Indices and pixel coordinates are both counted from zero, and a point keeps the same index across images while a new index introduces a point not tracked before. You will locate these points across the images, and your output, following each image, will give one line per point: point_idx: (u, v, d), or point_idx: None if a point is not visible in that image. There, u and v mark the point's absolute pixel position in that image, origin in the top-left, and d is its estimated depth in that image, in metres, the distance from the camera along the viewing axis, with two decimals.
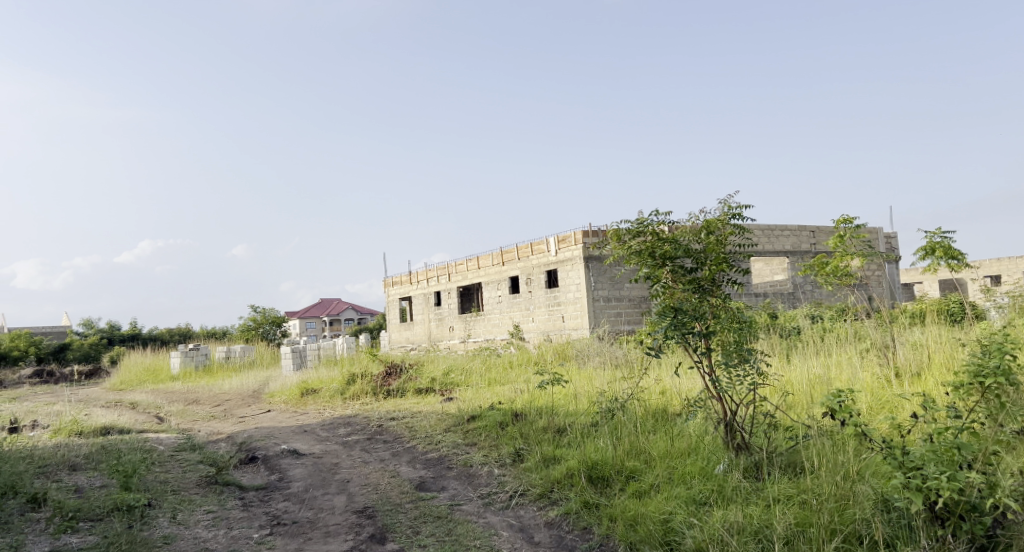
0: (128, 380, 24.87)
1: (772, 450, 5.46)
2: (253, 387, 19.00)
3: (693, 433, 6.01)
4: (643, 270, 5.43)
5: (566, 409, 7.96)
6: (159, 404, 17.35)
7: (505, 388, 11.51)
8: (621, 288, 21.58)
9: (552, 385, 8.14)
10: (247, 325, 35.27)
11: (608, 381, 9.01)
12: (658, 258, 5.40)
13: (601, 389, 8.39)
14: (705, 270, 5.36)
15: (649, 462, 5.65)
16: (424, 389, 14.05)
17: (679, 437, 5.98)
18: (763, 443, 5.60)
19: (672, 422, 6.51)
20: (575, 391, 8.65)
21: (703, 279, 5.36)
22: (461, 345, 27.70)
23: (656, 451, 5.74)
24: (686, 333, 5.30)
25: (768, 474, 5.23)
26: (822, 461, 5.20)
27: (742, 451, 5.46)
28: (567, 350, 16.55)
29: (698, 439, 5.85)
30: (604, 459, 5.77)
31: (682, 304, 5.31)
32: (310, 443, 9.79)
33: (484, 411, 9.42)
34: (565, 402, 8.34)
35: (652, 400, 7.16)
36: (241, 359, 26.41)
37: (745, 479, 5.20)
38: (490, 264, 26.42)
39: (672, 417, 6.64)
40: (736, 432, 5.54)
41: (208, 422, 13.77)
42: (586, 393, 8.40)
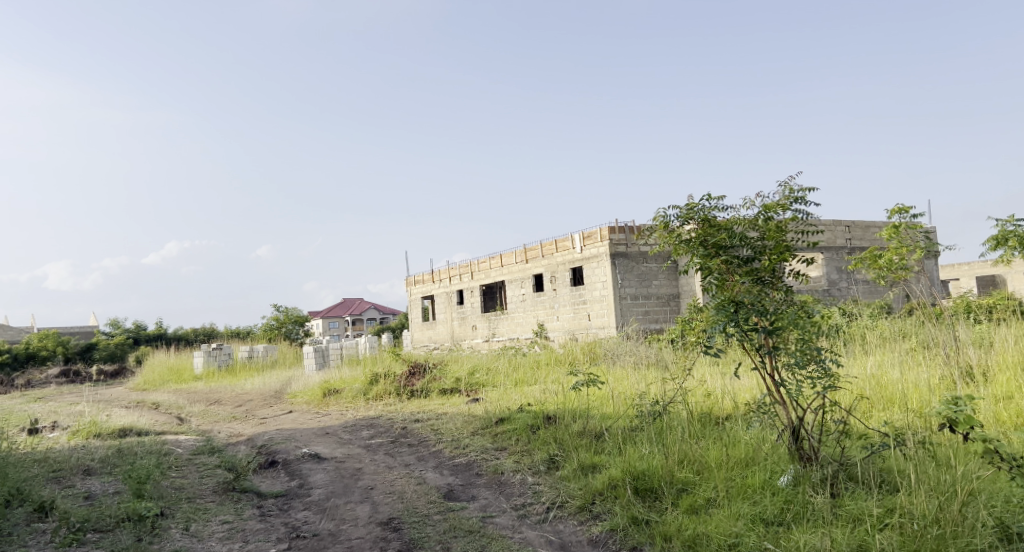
0: (152, 381, 24.76)
1: (847, 462, 4.95)
2: (275, 387, 18.72)
3: (751, 440, 5.51)
4: (695, 261, 4.99)
5: (602, 413, 7.47)
6: (181, 404, 17.11)
7: (533, 389, 11.03)
8: (649, 285, 21.01)
9: (588, 386, 7.66)
10: (270, 325, 35.16)
11: (645, 382, 8.52)
12: (710, 247, 4.97)
13: (640, 391, 7.90)
14: (764, 261, 4.90)
15: (704, 473, 5.17)
16: (449, 389, 13.62)
17: (735, 445, 5.48)
18: (835, 453, 5.09)
19: (724, 427, 6.02)
20: (610, 393, 8.16)
21: (761, 271, 4.89)
22: (485, 345, 27.29)
23: (711, 460, 5.26)
24: (749, 330, 4.80)
25: (847, 489, 4.72)
26: (920, 478, 4.66)
27: (812, 463, 4.95)
28: (595, 350, 16.03)
29: (759, 448, 5.34)
30: (652, 468, 5.29)
31: (743, 298, 4.83)
32: (333, 446, 9.39)
33: (512, 413, 8.98)
34: (601, 404, 7.85)
35: (698, 403, 6.68)
36: (264, 359, 26.21)
37: (819, 494, 4.69)
38: (513, 262, 25.96)
39: (724, 422, 6.14)
40: (803, 440, 5.04)
41: (228, 423, 13.46)
42: (624, 396, 7.92)
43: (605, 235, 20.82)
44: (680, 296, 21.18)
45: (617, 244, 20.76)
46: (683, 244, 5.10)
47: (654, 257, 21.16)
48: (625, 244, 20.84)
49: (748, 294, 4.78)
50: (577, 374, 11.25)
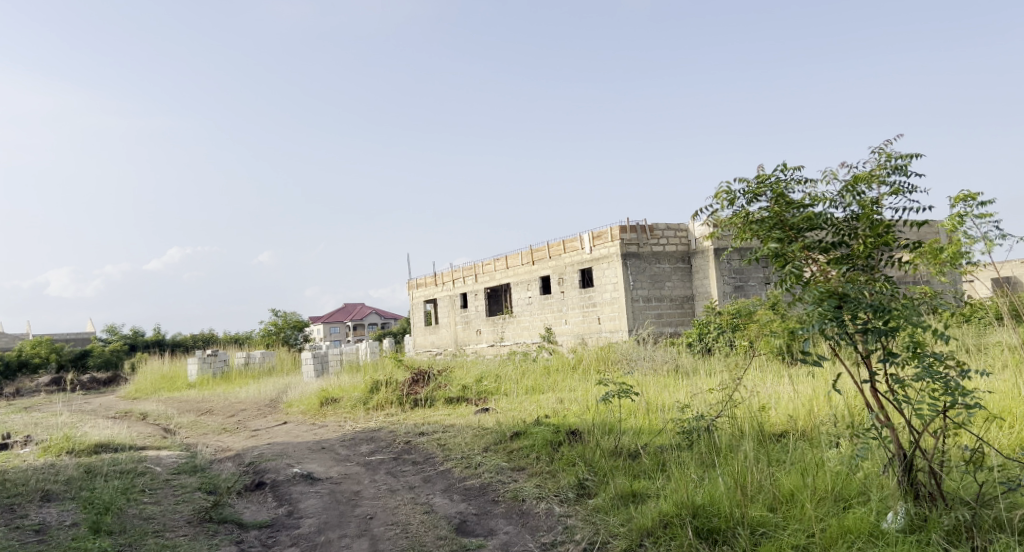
0: (143, 389, 23.81)
1: (978, 503, 4.12)
2: (271, 395, 17.79)
3: (839, 468, 4.66)
4: (770, 247, 4.37)
5: (636, 429, 6.51)
6: (170, 415, 16.15)
7: (549, 398, 10.13)
8: (663, 287, 19.98)
9: (624, 396, 6.67)
10: (268, 331, 34.22)
11: (681, 395, 7.57)
12: (788, 231, 4.39)
13: (679, 403, 6.98)
14: (856, 246, 4.32)
15: (787, 512, 4.32)
16: (455, 398, 12.67)
17: (817, 473, 4.64)
18: (957, 490, 4.27)
19: (797, 449, 5.16)
20: (642, 403, 7.23)
21: (854, 257, 4.32)
22: (490, 350, 26.35)
23: (796, 496, 4.41)
24: (855, 329, 4.09)
25: (986, 540, 3.89)
26: None
27: (933, 503, 4.14)
28: (610, 356, 15.04)
29: (847, 480, 4.54)
30: (717, 505, 4.41)
31: (847, 290, 4.13)
32: (328, 464, 8.40)
33: (528, 426, 8.01)
34: (633, 418, 6.90)
35: (759, 418, 5.82)
36: (261, 365, 25.26)
37: (951, 546, 3.87)
38: (519, 264, 25.05)
39: (792, 442, 5.29)
40: (918, 473, 4.21)
41: (218, 436, 12.50)
42: (659, 410, 6.98)
43: (616, 234, 19.84)
44: (695, 298, 20.18)
45: (628, 244, 19.76)
46: (760, 229, 4.48)
47: (667, 257, 20.12)
48: (637, 244, 19.83)
49: (852, 289, 4.14)
50: (597, 383, 10.26)
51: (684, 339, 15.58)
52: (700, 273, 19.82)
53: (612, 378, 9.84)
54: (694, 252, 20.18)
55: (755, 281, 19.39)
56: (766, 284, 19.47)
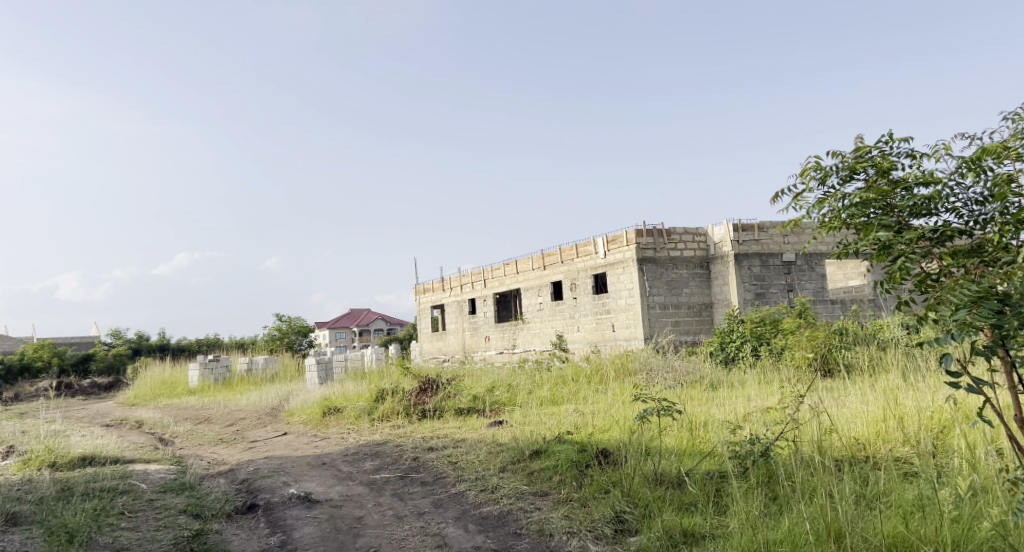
0: (143, 395, 23.14)
1: None
2: (272, 403, 17.05)
3: (956, 514, 4.00)
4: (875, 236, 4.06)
5: (679, 452, 5.73)
6: (167, 423, 15.44)
7: (569, 411, 9.37)
8: (680, 294, 19.16)
9: (664, 413, 5.89)
10: (272, 336, 33.54)
11: (724, 414, 6.78)
12: (894, 219, 4.10)
13: (729, 423, 6.19)
14: (989, 233, 3.99)
15: None
16: (465, 409, 11.92)
17: (923, 518, 4.01)
18: None
19: (890, 484, 4.51)
20: (682, 422, 6.44)
21: (988, 247, 3.98)
22: (499, 358, 25.57)
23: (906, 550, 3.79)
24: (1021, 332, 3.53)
25: None
26: None
27: None
28: (628, 366, 14.25)
29: (969, 532, 3.87)
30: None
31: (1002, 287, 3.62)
32: (328, 484, 7.61)
33: (548, 443, 7.20)
34: (673, 439, 6.10)
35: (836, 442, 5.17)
36: (264, 371, 24.54)
37: None
38: (530, 268, 24.30)
39: (881, 474, 4.66)
40: None
41: (213, 447, 11.76)
42: (702, 431, 6.19)
43: (631, 239, 19.05)
44: (714, 305, 19.36)
45: (644, 249, 18.96)
46: (857, 214, 4.23)
47: (685, 263, 19.29)
48: (653, 248, 19.03)
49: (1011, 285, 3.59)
50: (621, 397, 9.49)
51: (705, 348, 14.79)
52: (720, 279, 18.99)
53: (637, 392, 9.07)
54: (713, 258, 19.37)
55: (777, 288, 18.54)
56: (788, 292, 18.62)
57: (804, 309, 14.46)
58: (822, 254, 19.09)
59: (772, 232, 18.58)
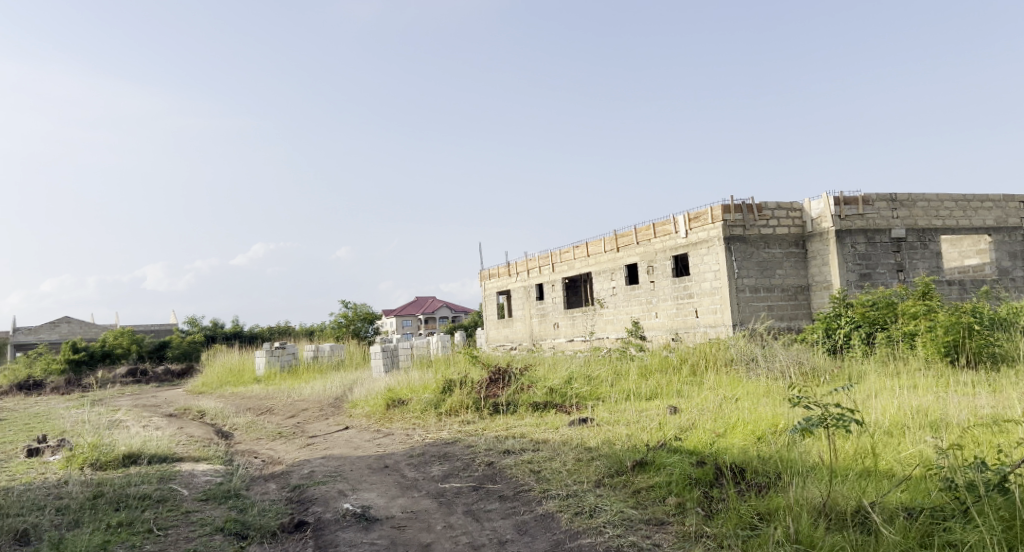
0: (211, 383, 22.84)
1: None
2: (336, 393, 16.20)
3: None
4: None
5: (859, 478, 4.62)
6: (229, 414, 14.77)
7: (664, 412, 8.08)
8: (773, 276, 17.41)
9: (842, 425, 4.52)
10: (338, 323, 33.13)
11: (911, 415, 5.79)
12: None
13: (934, 434, 5.30)
14: None
15: None
16: (542, 404, 10.71)
17: None
18: None
19: None
20: (875, 428, 5.42)
21: None
22: (570, 346, 24.27)
23: None
24: None
25: None
26: None
27: None
28: (723, 355, 12.80)
29: None
30: None
31: None
32: (389, 495, 6.46)
33: (654, 451, 5.78)
34: (830, 459, 4.79)
35: None
36: (330, 359, 23.90)
37: None
38: (603, 251, 22.87)
39: None
40: None
41: (271, 443, 10.87)
42: (869, 455, 4.96)
43: (717, 215, 17.38)
44: (811, 288, 17.55)
45: (733, 226, 17.27)
46: None
47: (778, 242, 17.49)
48: (742, 226, 17.32)
49: None
50: (732, 397, 8.12)
51: (805, 336, 13.14)
52: (818, 259, 17.17)
53: (745, 399, 7.69)
54: (810, 235, 17.53)
55: (885, 268, 16.63)
56: (898, 273, 16.71)
57: (928, 289, 12.63)
58: (938, 228, 17.02)
59: (879, 206, 16.63)
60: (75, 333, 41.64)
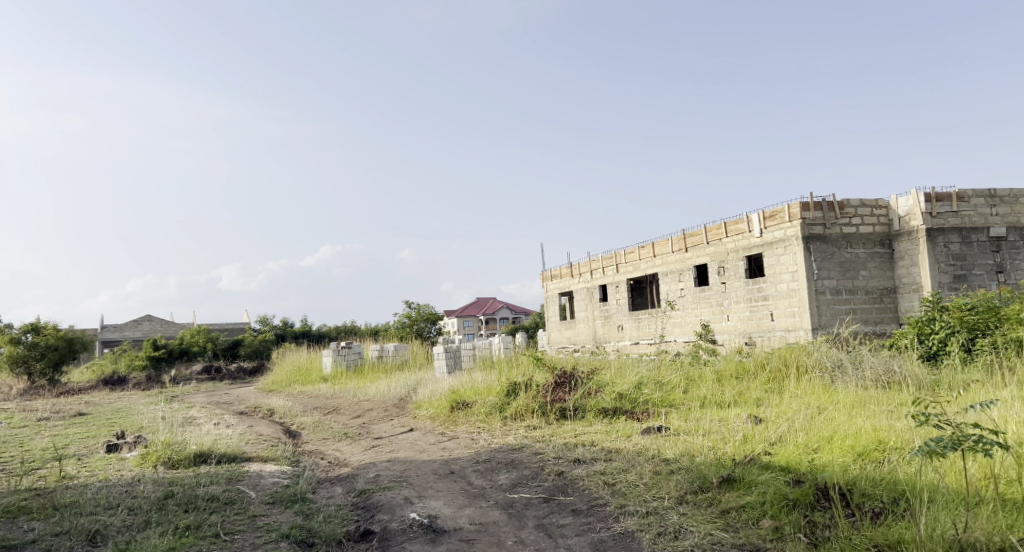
0: (281, 381, 23.23)
1: None
2: (400, 394, 16.16)
3: None
4: None
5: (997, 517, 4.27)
6: (297, 413, 14.89)
7: (745, 425, 7.64)
8: (856, 278, 17.16)
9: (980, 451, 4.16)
10: (402, 323, 33.38)
11: None
12: None
13: None
14: None
15: None
16: (611, 410, 10.33)
17: None
18: None
19: None
20: (1010, 448, 5.17)
21: None
22: (636, 349, 23.73)
23: None
24: None
25: None
26: None
27: None
28: (804, 364, 12.19)
29: None
30: None
31: None
32: (456, 504, 6.22)
33: (741, 467, 5.39)
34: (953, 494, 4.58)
35: None
36: (394, 359, 23.99)
37: None
38: (670, 251, 22.31)
39: None
40: None
41: (338, 444, 10.83)
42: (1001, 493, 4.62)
43: (795, 214, 17.17)
44: (899, 290, 17.24)
45: (812, 225, 17.06)
46: None
47: (861, 241, 17.26)
48: (822, 224, 17.15)
49: None
50: (822, 411, 7.62)
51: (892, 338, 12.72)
52: (906, 259, 16.94)
53: (835, 414, 7.18)
54: (896, 235, 17.26)
55: (983, 269, 15.71)
56: (997, 274, 15.77)
57: None
58: None
59: (976, 202, 15.74)
60: (156, 331, 43.20)
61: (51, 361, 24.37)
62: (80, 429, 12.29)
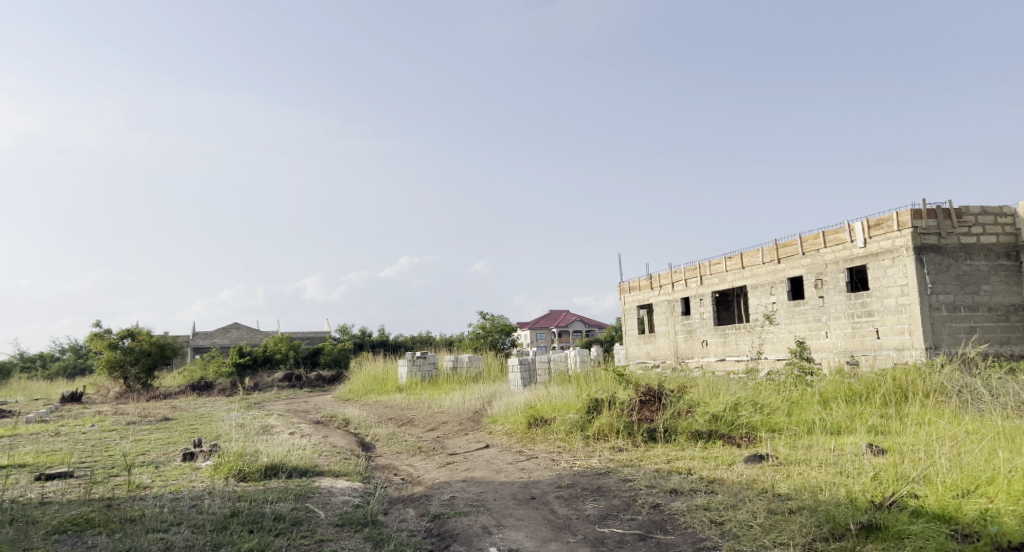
0: (357, 391, 23.12)
1: None
2: (476, 406, 15.66)
3: None
4: None
5: None
6: (371, 424, 14.56)
7: (868, 464, 6.72)
8: (976, 293, 16.29)
9: None
10: (477, 334, 33.02)
11: None
12: None
13: None
14: None
15: None
16: (705, 433, 9.48)
17: None
18: None
19: None
20: None
21: None
22: (721, 366, 22.53)
23: None
24: None
25: None
26: None
27: None
28: (923, 391, 11.00)
29: None
30: None
31: None
32: (540, 538, 5.55)
33: (885, 513, 4.79)
34: None
35: None
36: (470, 370, 23.50)
37: None
38: (760, 263, 21.14)
39: None
40: None
41: (411, 459, 10.33)
42: None
43: (906, 222, 16.40)
44: None
45: (924, 234, 16.28)
46: None
47: (983, 253, 16.42)
48: (936, 233, 16.31)
49: None
50: (966, 451, 6.65)
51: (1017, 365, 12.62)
52: None
53: (981, 457, 6.19)
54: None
55: None
56: None
57: None
58: None
59: None
60: (242, 339, 44.31)
61: (144, 366, 25.05)
62: (161, 433, 12.23)
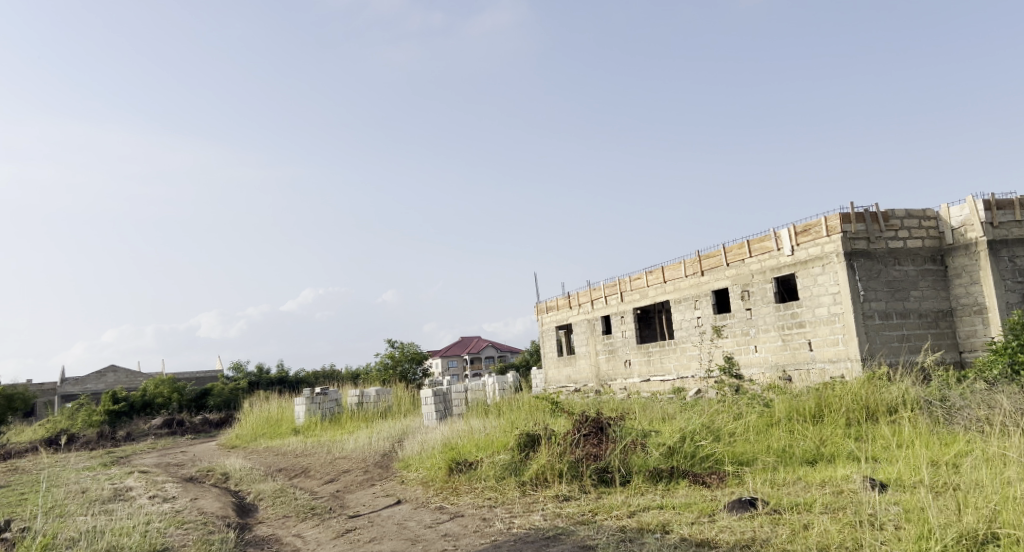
0: (246, 437, 20.30)
1: None
2: (385, 447, 13.49)
3: None
4: None
5: None
6: (257, 477, 12.14)
7: (902, 517, 5.15)
8: (907, 299, 15.57)
9: None
10: (384, 364, 30.60)
11: None
12: None
13: None
14: None
15: None
16: (665, 471, 7.84)
17: None
18: None
19: None
20: None
21: None
22: (646, 386, 21.24)
23: None
24: None
25: None
26: None
27: None
28: (890, 405, 9.75)
29: None
30: None
31: None
32: None
33: None
34: None
35: None
36: (376, 405, 21.13)
37: None
38: (683, 276, 20.05)
39: None
40: None
41: (302, 527, 8.12)
42: None
43: (835, 227, 15.59)
44: (956, 314, 15.71)
45: (854, 239, 15.50)
46: None
47: (910, 258, 15.74)
48: (866, 238, 15.58)
49: None
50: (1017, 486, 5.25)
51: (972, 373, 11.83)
52: (963, 277, 15.53)
53: None
54: (949, 250, 15.85)
55: None
56: None
57: None
58: None
59: None
60: (119, 384, 39.76)
61: None
62: None
